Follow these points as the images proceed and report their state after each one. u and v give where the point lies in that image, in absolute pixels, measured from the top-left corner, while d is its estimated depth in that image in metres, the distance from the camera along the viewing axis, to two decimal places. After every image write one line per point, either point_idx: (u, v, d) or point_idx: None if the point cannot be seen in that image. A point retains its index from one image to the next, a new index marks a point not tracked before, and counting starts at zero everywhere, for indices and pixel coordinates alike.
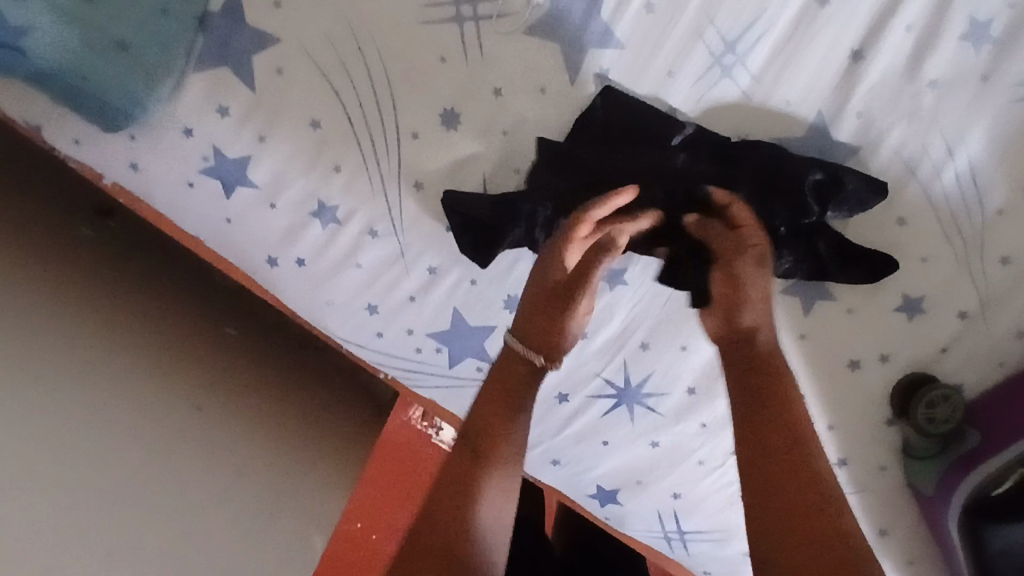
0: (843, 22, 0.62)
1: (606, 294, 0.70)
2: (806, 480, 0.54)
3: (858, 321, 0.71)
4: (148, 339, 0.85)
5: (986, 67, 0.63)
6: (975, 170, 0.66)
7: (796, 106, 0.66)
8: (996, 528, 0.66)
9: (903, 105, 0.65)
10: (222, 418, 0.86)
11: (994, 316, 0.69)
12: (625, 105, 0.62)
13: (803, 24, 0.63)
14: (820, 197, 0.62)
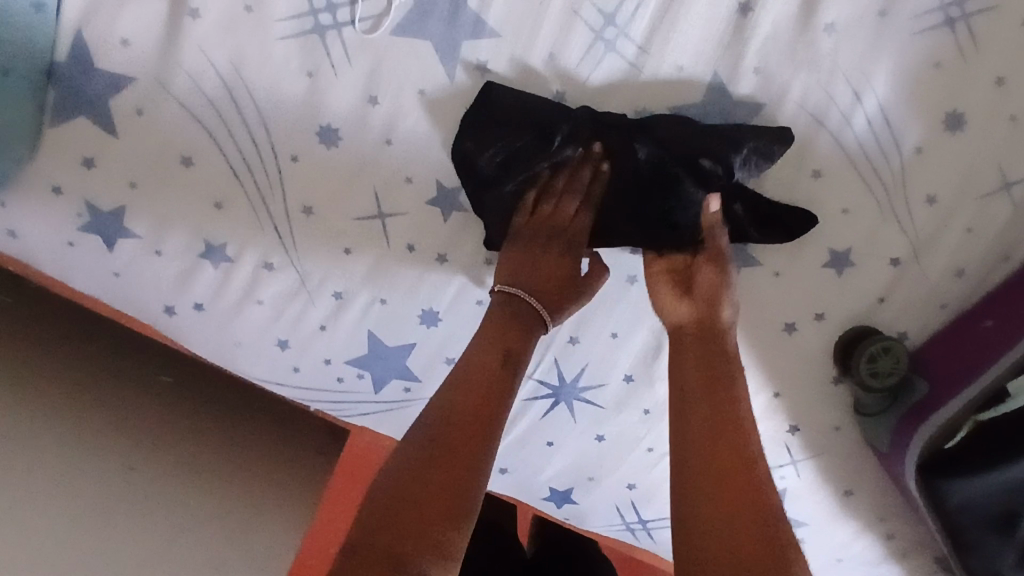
0: None
1: None
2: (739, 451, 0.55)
3: (789, 280, 0.68)
4: (70, 408, 0.81)
5: (883, 1, 0.60)
6: (886, 111, 0.64)
7: (689, 71, 0.63)
8: (949, 483, 0.64)
9: (801, 55, 0.62)
10: (163, 472, 0.83)
11: (927, 260, 0.67)
12: (506, 104, 0.59)
13: None
14: (715, 157, 0.58)
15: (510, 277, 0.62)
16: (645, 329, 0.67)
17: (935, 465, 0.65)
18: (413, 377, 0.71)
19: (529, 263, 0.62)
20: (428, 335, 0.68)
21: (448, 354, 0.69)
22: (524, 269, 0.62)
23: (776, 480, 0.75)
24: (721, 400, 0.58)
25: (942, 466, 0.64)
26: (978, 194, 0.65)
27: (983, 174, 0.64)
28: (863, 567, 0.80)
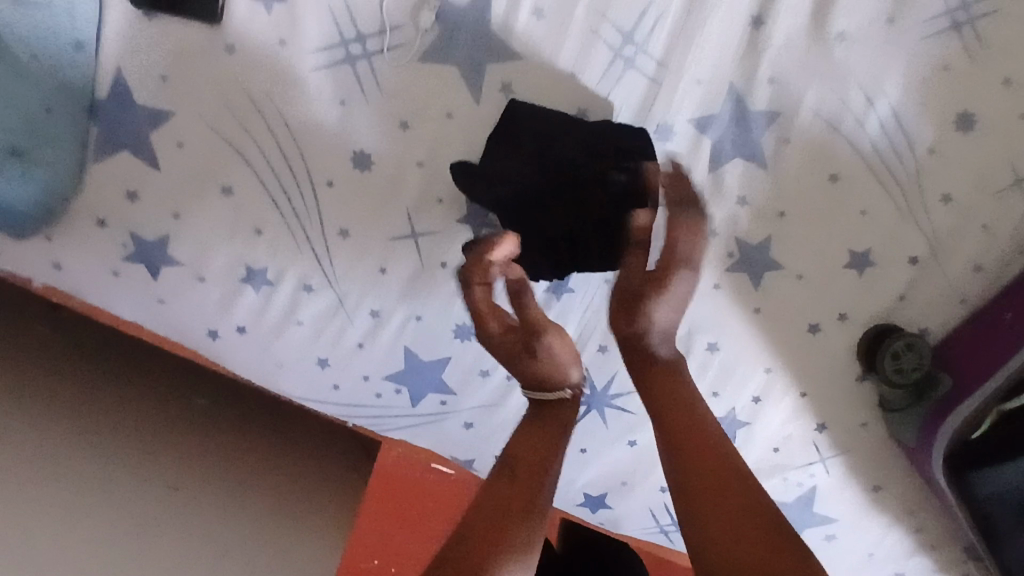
0: None
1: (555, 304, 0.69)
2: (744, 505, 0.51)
3: (812, 279, 0.70)
4: (105, 434, 0.82)
5: (890, 11, 0.64)
6: (897, 114, 0.66)
7: (706, 84, 0.66)
8: (982, 474, 0.66)
9: (812, 63, 0.66)
10: (187, 488, 0.84)
11: (945, 257, 0.69)
12: (522, 121, 0.63)
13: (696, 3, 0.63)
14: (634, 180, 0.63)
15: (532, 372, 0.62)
16: None
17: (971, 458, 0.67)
18: (449, 390, 0.72)
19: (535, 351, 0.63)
20: (463, 349, 0.69)
21: (482, 365, 0.70)
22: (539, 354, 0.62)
23: (807, 479, 0.77)
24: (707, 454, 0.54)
25: (975, 458, 0.67)
26: (993, 191, 0.67)
27: (997, 171, 0.66)
28: (896, 564, 0.81)
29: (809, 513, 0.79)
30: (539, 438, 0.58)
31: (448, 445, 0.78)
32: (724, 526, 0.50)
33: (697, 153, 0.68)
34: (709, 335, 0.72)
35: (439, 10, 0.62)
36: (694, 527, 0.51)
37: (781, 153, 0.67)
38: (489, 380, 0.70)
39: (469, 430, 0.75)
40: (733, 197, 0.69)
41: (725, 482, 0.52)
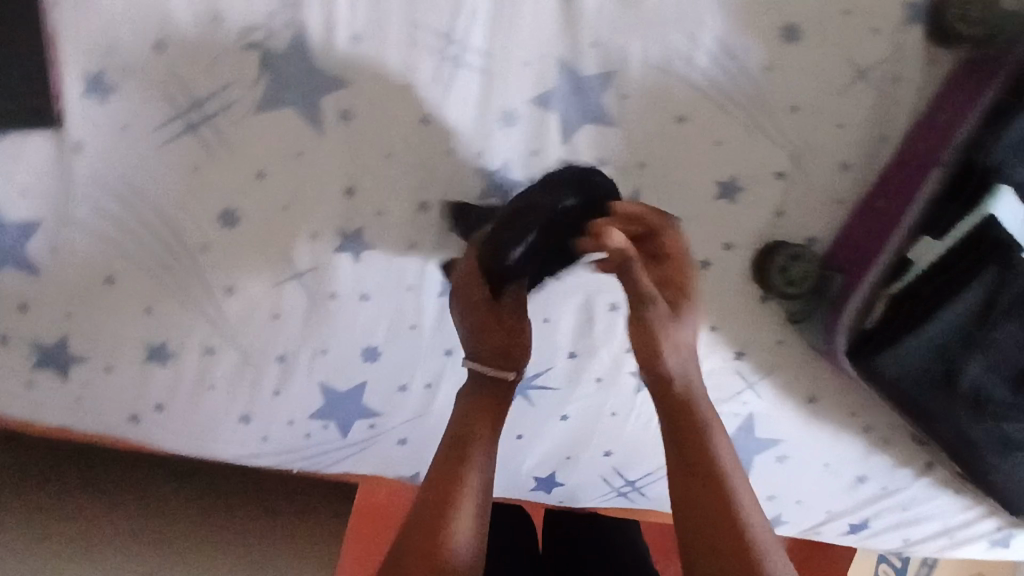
0: None
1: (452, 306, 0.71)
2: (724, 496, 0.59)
3: (690, 219, 0.73)
4: (74, 564, 0.85)
5: None
6: (724, 44, 0.68)
7: (535, 63, 0.68)
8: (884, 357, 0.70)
9: (631, 17, 0.67)
10: (178, 573, 0.89)
11: (809, 163, 0.71)
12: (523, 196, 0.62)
13: None
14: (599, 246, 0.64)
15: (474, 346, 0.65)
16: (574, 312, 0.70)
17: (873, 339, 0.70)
18: (374, 412, 0.75)
19: (498, 333, 0.64)
20: (375, 371, 0.72)
21: (401, 381, 0.73)
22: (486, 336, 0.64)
23: (741, 407, 0.79)
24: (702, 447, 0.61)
25: (873, 344, 0.70)
26: (837, 90, 0.69)
27: (836, 72, 0.69)
28: (856, 467, 0.82)
29: (753, 439, 0.81)
30: (479, 411, 0.63)
31: (392, 464, 0.82)
32: (715, 536, 0.58)
33: (545, 129, 0.69)
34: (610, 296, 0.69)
35: (261, 60, 0.63)
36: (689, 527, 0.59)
37: (625, 107, 0.70)
38: (410, 394, 0.75)
39: (404, 444, 0.80)
40: (594, 160, 0.71)
41: (716, 474, 0.60)
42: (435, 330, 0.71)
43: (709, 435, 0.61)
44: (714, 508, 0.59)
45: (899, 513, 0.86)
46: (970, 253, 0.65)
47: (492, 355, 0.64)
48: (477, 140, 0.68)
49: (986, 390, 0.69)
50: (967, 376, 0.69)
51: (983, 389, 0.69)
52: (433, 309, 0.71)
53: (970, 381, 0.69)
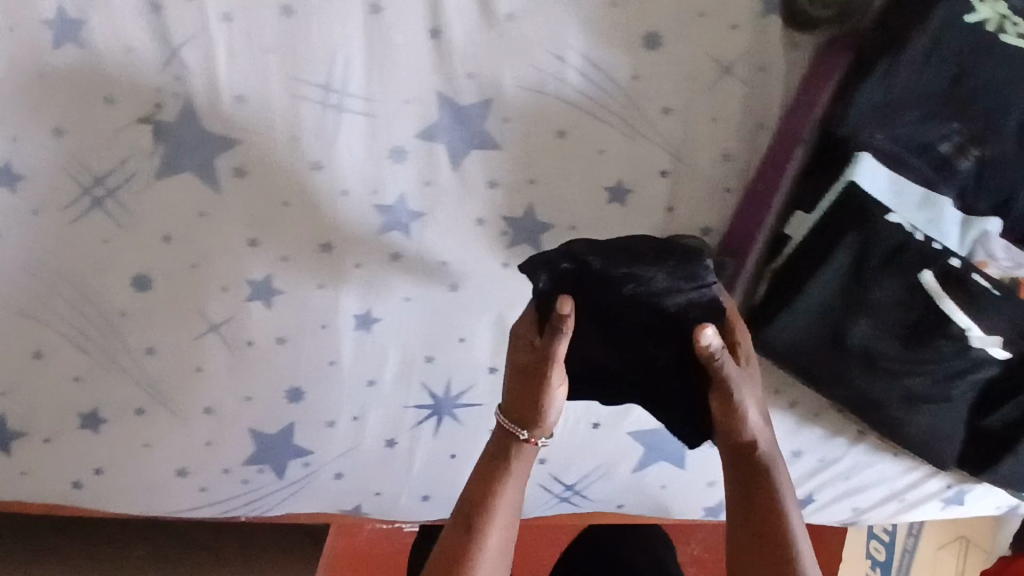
0: (404, 16, 0.69)
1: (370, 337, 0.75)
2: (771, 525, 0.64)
3: (588, 223, 0.77)
4: None
5: None
6: (591, 59, 0.72)
7: (415, 100, 0.72)
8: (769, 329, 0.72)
9: (500, 46, 0.71)
10: None
11: (689, 158, 0.76)
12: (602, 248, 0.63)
13: (376, 36, 0.69)
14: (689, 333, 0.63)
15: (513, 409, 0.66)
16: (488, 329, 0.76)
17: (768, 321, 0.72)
18: (308, 451, 0.80)
19: (519, 394, 0.65)
20: (300, 410, 0.76)
21: (327, 418, 0.76)
22: (519, 404, 0.65)
23: None
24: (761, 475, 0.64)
25: (763, 315, 0.71)
26: (705, 86, 0.74)
27: (699, 71, 0.73)
28: (789, 443, 0.83)
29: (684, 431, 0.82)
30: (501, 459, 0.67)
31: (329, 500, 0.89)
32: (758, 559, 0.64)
33: (435, 160, 0.73)
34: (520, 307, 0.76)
35: (154, 131, 0.67)
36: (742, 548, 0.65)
37: (507, 130, 0.73)
38: (337, 428, 0.78)
39: (339, 479, 0.87)
40: (485, 182, 0.74)
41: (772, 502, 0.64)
42: (354, 360, 0.73)
43: (781, 497, 0.64)
44: (765, 534, 0.64)
45: (841, 485, 0.87)
46: (835, 220, 0.67)
47: (521, 411, 0.65)
48: (368, 179, 0.72)
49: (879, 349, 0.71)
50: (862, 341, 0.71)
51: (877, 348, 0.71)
52: (350, 342, 0.73)
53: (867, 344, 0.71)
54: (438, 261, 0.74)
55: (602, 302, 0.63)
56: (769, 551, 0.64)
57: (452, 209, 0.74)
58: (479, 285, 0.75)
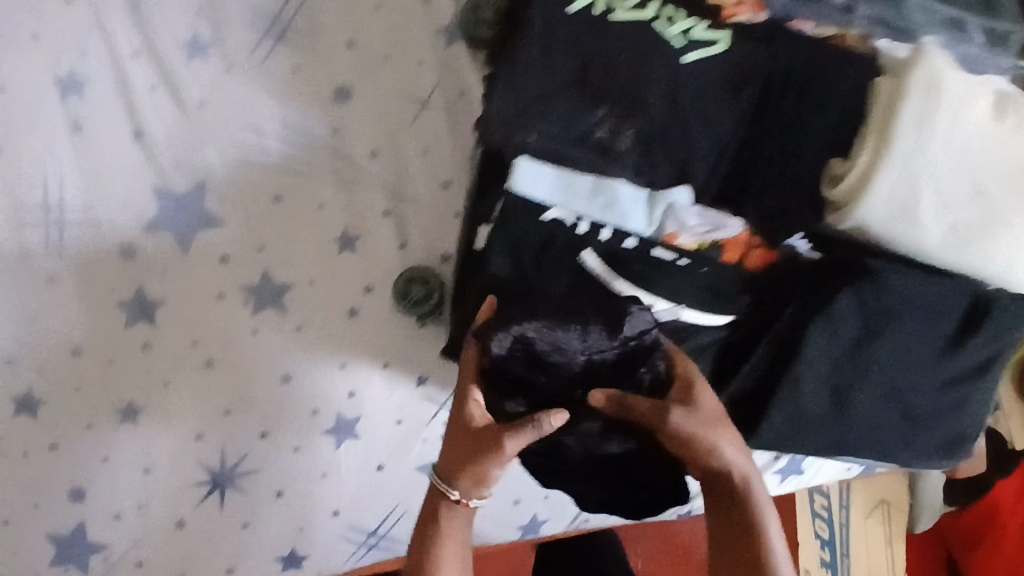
0: (106, 126, 0.74)
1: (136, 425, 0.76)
2: (749, 538, 0.63)
3: (325, 275, 0.77)
4: None
5: (224, 61, 0.75)
6: (290, 124, 0.76)
7: (133, 198, 0.75)
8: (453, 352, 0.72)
9: (200, 131, 0.75)
10: None
11: (408, 192, 0.77)
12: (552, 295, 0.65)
13: (82, 150, 0.74)
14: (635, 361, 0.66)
15: (450, 466, 0.66)
16: (250, 398, 0.77)
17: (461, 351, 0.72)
18: (101, 547, 0.77)
19: (466, 453, 0.64)
20: (85, 510, 0.76)
21: (115, 507, 0.76)
22: (461, 465, 0.65)
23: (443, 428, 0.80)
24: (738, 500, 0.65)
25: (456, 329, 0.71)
26: (406, 124, 0.76)
27: (395, 111, 0.76)
28: None
29: None
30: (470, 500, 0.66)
31: None
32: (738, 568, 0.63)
33: (164, 249, 0.76)
34: (283, 366, 0.77)
35: None
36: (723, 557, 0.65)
37: (224, 206, 0.76)
38: (123, 519, 0.77)
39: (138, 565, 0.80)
40: (218, 258, 0.77)
41: (747, 516, 0.64)
42: (126, 455, 0.76)
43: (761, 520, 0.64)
44: (746, 551, 0.63)
45: None
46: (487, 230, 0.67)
47: (458, 474, 0.64)
48: (104, 279, 0.75)
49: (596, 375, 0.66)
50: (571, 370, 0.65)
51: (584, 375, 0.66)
52: (118, 434, 0.76)
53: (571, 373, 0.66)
54: (187, 341, 0.76)
55: (538, 364, 0.65)
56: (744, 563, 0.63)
57: (190, 289, 0.76)
58: (232, 359, 0.77)
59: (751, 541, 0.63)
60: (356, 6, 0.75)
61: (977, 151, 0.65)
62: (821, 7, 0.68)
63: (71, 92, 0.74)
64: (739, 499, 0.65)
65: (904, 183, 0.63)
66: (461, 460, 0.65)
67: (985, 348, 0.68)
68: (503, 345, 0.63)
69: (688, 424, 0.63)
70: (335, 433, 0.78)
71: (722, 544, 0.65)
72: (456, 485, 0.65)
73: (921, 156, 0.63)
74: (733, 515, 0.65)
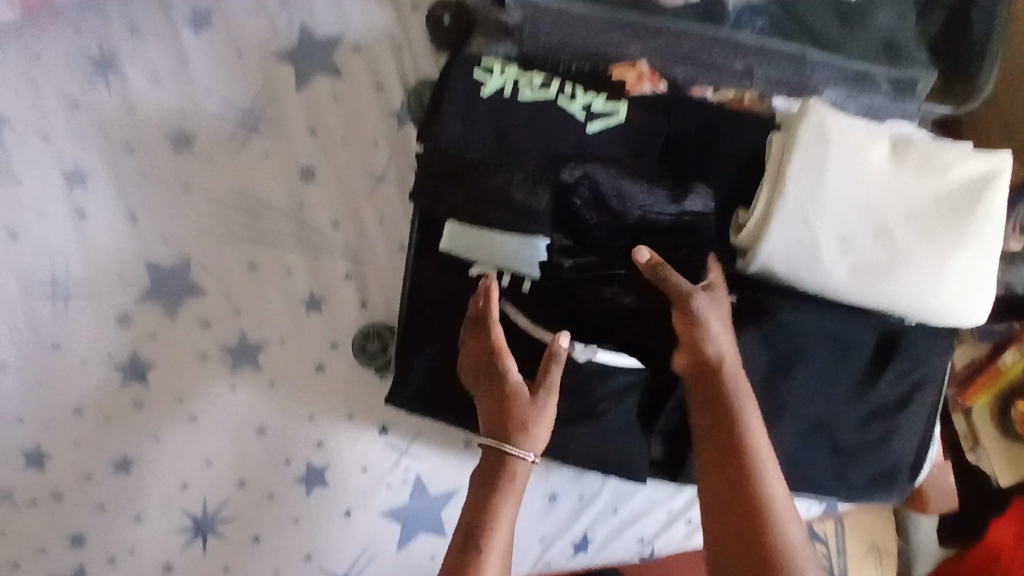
0: (105, 211, 0.86)
1: (127, 475, 0.83)
2: (730, 440, 0.62)
3: (294, 335, 0.86)
4: None
5: (207, 150, 0.87)
6: (263, 201, 0.86)
7: (128, 272, 0.86)
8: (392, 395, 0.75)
9: (186, 211, 0.86)
10: None
11: (367, 257, 0.86)
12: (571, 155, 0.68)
13: (85, 232, 0.85)
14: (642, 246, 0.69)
15: (487, 424, 0.65)
16: (228, 447, 0.84)
17: (409, 397, 0.74)
18: None
19: (498, 404, 0.64)
20: (81, 556, 0.81)
21: (111, 551, 0.81)
22: (495, 412, 0.64)
23: (405, 473, 0.86)
24: (717, 398, 0.63)
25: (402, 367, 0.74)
26: (364, 196, 0.87)
27: (355, 184, 0.87)
28: (541, 487, 0.83)
29: (432, 499, 0.86)
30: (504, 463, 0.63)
31: None
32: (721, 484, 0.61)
33: (155, 316, 0.85)
34: (258, 419, 0.85)
35: None
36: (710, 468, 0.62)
37: (205, 277, 0.86)
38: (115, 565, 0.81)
39: None
40: (200, 322, 0.86)
41: (730, 415, 0.62)
42: (118, 503, 0.82)
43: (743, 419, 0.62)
44: (732, 452, 0.61)
45: (613, 520, 0.85)
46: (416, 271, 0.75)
47: (494, 420, 0.64)
48: (101, 344, 0.84)
49: (594, 268, 0.69)
50: (609, 275, 0.69)
51: (629, 240, 0.70)
52: (110, 483, 0.83)
53: (620, 229, 0.69)
54: (173, 398, 0.85)
55: (598, 197, 0.68)
56: (737, 462, 0.61)
57: (176, 350, 0.85)
58: (213, 412, 0.85)
59: (735, 436, 0.61)
60: (318, 99, 0.87)
61: (877, 194, 0.68)
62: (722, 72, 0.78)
63: (75, 184, 0.85)
64: (716, 403, 0.63)
65: (804, 228, 0.67)
66: (503, 390, 0.64)
67: (899, 382, 0.72)
68: (573, 177, 0.67)
69: (706, 308, 0.64)
70: (306, 480, 0.84)
71: (709, 455, 0.62)
72: (493, 434, 0.64)
73: (818, 202, 0.67)
74: (713, 420, 0.63)
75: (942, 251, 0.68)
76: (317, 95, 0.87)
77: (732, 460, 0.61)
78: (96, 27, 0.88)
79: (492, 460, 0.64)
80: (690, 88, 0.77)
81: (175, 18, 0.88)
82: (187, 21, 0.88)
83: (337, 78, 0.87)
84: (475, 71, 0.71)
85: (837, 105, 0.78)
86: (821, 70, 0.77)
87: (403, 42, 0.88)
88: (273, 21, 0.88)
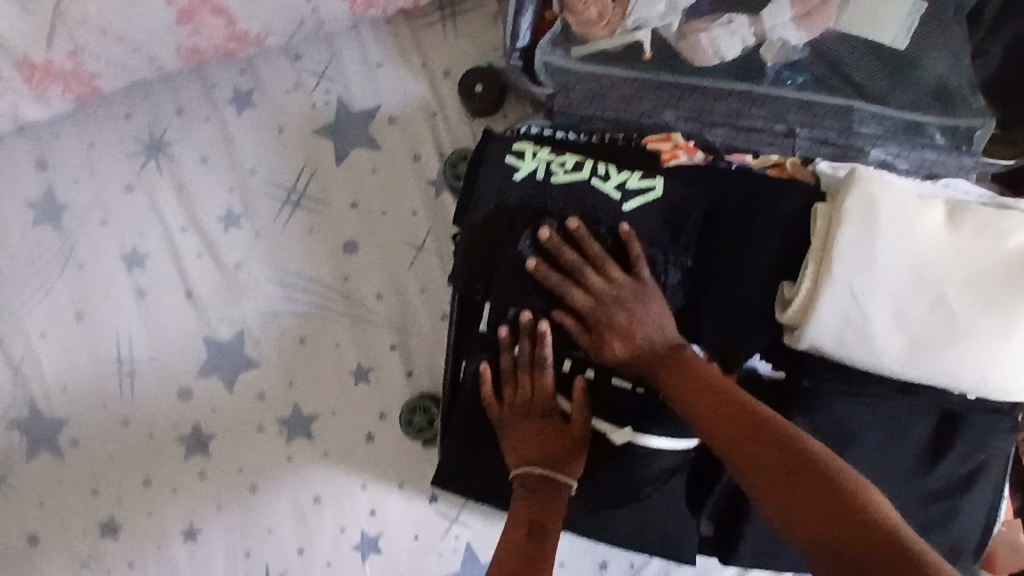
0: (165, 291, 0.89)
1: (196, 545, 0.86)
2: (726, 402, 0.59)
3: (342, 406, 0.87)
4: None
5: (254, 228, 0.89)
6: (309, 275, 0.88)
7: (188, 348, 0.89)
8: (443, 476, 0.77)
9: (238, 287, 0.89)
10: None
11: (411, 328, 0.88)
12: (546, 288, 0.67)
13: (147, 312, 0.89)
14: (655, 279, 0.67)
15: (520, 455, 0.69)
16: (286, 515, 0.86)
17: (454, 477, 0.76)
18: None
19: (532, 433, 0.68)
20: None
21: None
22: (528, 441, 0.69)
23: (455, 540, 0.87)
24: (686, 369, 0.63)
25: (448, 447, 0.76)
26: (405, 267, 0.88)
27: (398, 255, 0.88)
28: (591, 554, 0.83)
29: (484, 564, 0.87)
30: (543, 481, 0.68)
31: None
32: (740, 434, 0.57)
33: (213, 390, 0.88)
34: (311, 489, 0.87)
35: (20, 429, 0.88)
36: (721, 431, 0.58)
37: (259, 351, 0.88)
38: None
39: None
40: (255, 394, 0.88)
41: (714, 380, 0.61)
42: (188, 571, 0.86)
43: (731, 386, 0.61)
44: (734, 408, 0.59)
45: None
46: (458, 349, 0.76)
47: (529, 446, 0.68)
48: (166, 419, 0.88)
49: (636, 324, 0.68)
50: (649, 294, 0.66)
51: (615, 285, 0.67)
52: (181, 552, 0.86)
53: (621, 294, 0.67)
54: (234, 469, 0.87)
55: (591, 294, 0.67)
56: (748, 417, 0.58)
57: (234, 422, 0.88)
58: (271, 482, 0.87)
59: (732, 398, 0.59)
60: (356, 173, 0.89)
61: (932, 266, 0.64)
62: (760, 134, 0.75)
63: (135, 265, 0.89)
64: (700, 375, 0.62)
65: (854, 305, 0.63)
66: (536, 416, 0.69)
67: (959, 461, 0.70)
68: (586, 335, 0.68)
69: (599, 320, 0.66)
70: (360, 548, 0.86)
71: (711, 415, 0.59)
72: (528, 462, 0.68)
73: (867, 278, 0.64)
74: (701, 392, 0.61)
75: (1006, 323, 0.64)
76: (356, 168, 0.89)
77: (740, 412, 0.58)
78: (145, 111, 0.91)
79: (526, 487, 0.68)
80: (730, 155, 0.75)
81: (218, 98, 0.91)
82: (230, 101, 0.91)
83: (375, 150, 0.89)
84: (506, 154, 0.70)
85: (884, 164, 0.75)
86: (869, 124, 0.74)
87: (438, 112, 0.90)
88: (311, 98, 0.91)
